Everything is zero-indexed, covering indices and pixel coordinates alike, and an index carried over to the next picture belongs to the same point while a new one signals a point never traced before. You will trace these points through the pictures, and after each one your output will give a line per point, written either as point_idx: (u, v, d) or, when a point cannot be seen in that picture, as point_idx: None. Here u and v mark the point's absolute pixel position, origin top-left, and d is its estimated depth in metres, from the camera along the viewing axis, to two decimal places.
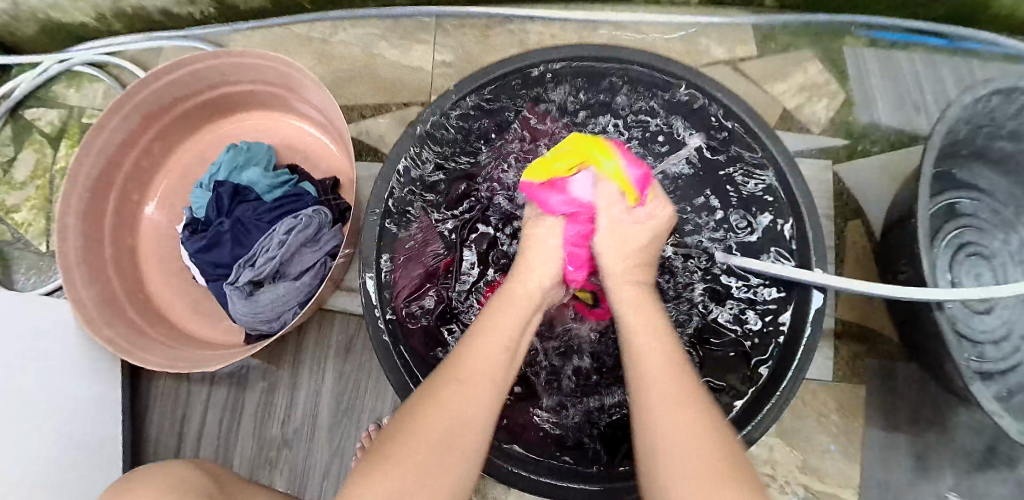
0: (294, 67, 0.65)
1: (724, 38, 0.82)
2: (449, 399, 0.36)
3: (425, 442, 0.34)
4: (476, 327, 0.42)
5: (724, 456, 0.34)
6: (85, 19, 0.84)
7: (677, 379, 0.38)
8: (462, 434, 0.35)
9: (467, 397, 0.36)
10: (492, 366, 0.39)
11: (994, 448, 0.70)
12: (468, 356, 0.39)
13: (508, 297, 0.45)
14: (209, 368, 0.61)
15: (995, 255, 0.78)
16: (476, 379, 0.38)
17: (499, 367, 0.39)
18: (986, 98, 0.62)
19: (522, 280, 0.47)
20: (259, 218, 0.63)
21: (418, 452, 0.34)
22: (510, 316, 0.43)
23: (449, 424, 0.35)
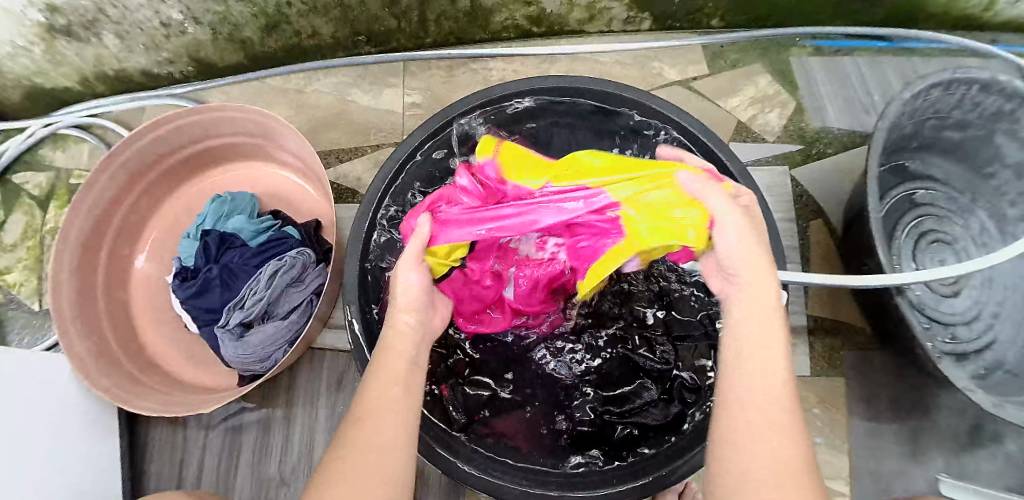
0: (270, 118, 0.69)
1: (676, 60, 0.87)
2: (355, 441, 0.35)
3: (361, 464, 0.34)
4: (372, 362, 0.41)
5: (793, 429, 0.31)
6: (69, 84, 0.87)
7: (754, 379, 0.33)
8: (382, 468, 0.34)
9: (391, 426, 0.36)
10: (390, 399, 0.38)
11: (978, 425, 0.73)
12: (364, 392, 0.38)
13: (395, 331, 0.43)
14: (205, 410, 0.62)
15: (958, 240, 0.81)
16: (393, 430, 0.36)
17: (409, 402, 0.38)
18: (925, 93, 0.66)
19: (403, 311, 0.45)
20: (246, 262, 0.65)
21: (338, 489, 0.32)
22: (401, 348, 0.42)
23: (379, 450, 0.35)
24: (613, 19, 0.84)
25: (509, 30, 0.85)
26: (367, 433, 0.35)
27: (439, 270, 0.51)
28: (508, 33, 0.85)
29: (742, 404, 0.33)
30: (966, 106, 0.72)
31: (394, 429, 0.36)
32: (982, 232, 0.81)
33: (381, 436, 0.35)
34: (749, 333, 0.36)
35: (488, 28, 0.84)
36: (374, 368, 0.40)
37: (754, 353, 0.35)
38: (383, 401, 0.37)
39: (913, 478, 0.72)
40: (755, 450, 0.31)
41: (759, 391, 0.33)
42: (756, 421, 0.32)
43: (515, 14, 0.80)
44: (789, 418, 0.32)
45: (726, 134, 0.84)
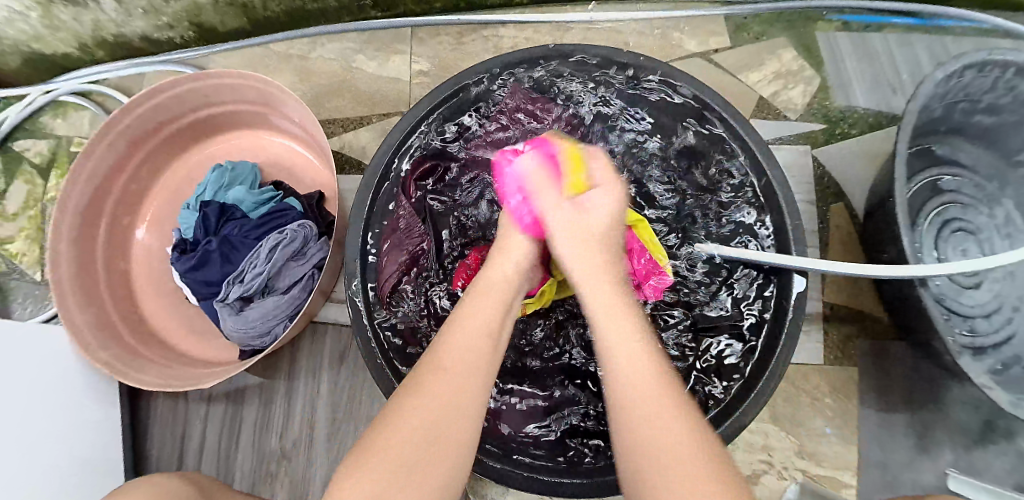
0: (272, 85, 0.67)
1: (696, 32, 0.83)
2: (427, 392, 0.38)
3: (405, 458, 0.36)
4: (452, 318, 0.44)
5: (693, 439, 0.36)
6: (69, 49, 0.85)
7: (637, 359, 0.39)
8: (455, 428, 0.38)
9: (457, 396, 0.39)
10: (473, 362, 0.40)
11: (991, 421, 0.71)
12: (444, 346, 0.41)
13: (488, 276, 0.47)
14: (203, 385, 0.62)
15: (982, 230, 0.77)
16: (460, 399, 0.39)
17: (485, 350, 0.42)
18: (959, 74, 0.62)
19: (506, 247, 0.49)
20: (246, 235, 0.64)
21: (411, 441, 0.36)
22: (489, 303, 0.44)
23: (442, 418, 0.38)
24: None
25: None
26: (442, 390, 0.38)
27: (515, 228, 0.51)
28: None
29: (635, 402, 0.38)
30: (999, 90, 0.67)
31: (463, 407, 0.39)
32: (1008, 223, 0.77)
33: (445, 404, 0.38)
34: (622, 328, 0.41)
35: None
36: (464, 311, 0.44)
37: (623, 315, 0.42)
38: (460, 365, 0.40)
39: (922, 472, 0.70)
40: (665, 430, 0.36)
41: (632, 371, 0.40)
42: (692, 459, 0.35)
43: None
44: (668, 406, 0.37)
45: (747, 109, 0.80)
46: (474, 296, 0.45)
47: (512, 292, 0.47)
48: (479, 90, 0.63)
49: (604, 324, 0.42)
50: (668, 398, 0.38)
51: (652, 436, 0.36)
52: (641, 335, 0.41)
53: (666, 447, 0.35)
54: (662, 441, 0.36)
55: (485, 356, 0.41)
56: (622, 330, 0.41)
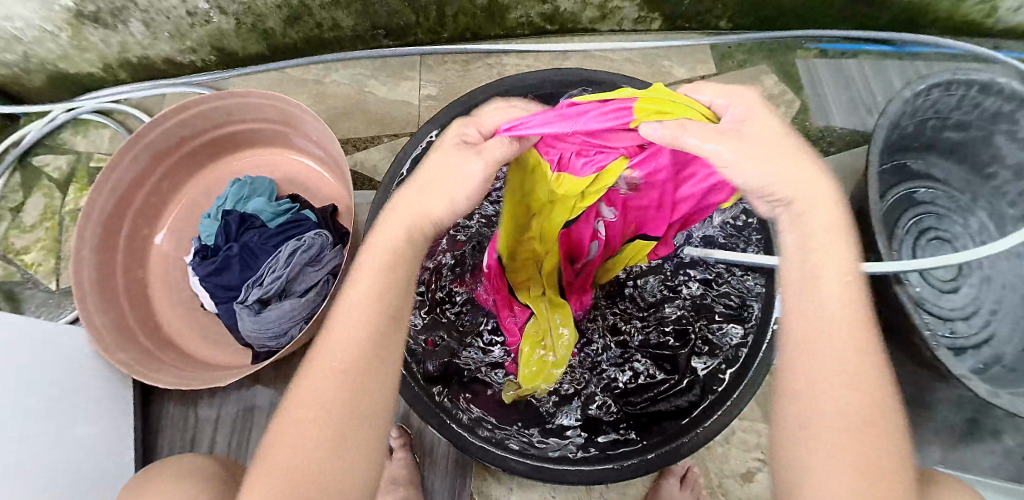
0: (294, 105, 0.71)
1: (685, 60, 0.89)
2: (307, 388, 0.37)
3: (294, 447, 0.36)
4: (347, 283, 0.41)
5: (864, 403, 0.34)
6: (93, 70, 0.89)
7: (836, 309, 0.37)
8: (324, 407, 0.36)
9: (329, 385, 0.37)
10: (349, 351, 0.38)
11: (976, 420, 0.75)
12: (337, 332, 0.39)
13: (374, 246, 0.42)
14: (222, 381, 0.65)
15: (957, 238, 0.83)
16: (349, 379, 0.37)
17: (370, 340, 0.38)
18: (927, 92, 0.68)
19: (396, 212, 0.43)
20: (265, 242, 0.67)
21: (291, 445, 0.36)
22: (378, 275, 0.40)
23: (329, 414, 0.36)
24: (624, 19, 0.87)
25: (524, 27, 0.88)
26: (318, 388, 0.37)
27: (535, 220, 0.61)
28: (523, 30, 0.89)
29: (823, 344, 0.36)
30: (966, 106, 0.74)
31: (336, 384, 0.37)
32: (982, 231, 0.82)
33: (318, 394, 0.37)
34: (837, 256, 0.38)
35: (504, 25, 0.87)
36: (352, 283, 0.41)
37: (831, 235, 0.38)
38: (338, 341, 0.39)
39: None
40: (831, 380, 0.35)
41: (842, 330, 0.36)
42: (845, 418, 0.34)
43: (530, 11, 0.84)
44: (860, 344, 0.36)
45: None
46: (380, 258, 0.41)
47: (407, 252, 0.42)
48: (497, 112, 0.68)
49: (801, 248, 0.39)
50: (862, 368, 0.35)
51: (821, 377, 0.35)
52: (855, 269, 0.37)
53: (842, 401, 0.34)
54: (828, 388, 0.35)
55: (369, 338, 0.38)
56: (833, 272, 0.37)
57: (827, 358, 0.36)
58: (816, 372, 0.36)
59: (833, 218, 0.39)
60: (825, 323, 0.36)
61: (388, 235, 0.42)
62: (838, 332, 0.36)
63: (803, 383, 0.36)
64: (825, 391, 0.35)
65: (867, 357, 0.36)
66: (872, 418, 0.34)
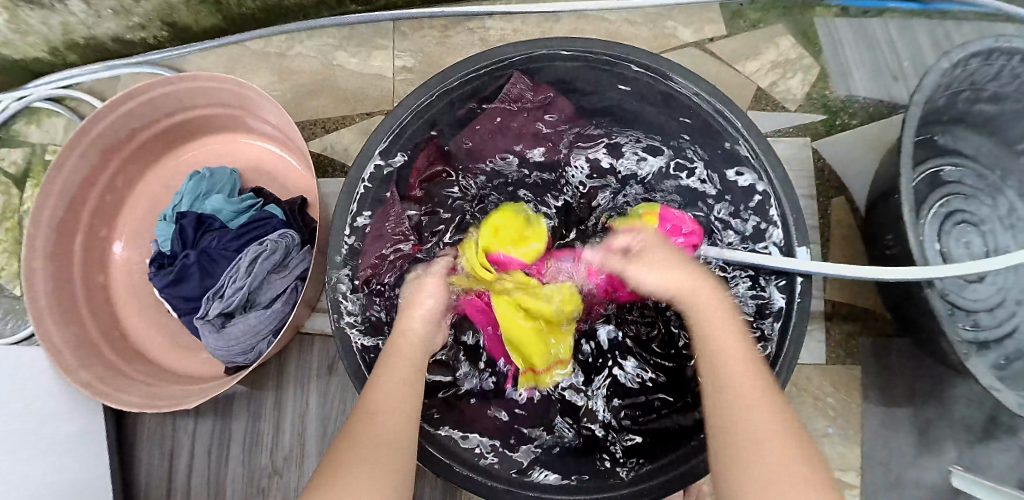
0: (246, 88, 0.64)
1: (691, 20, 0.79)
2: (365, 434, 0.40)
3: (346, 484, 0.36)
4: (378, 369, 0.47)
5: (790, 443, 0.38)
6: (38, 53, 0.81)
7: (738, 368, 0.43)
8: (382, 438, 0.40)
9: (391, 423, 0.41)
10: (396, 399, 0.43)
11: (994, 417, 0.69)
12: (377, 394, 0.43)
13: (393, 344, 0.49)
14: (186, 404, 0.60)
15: (984, 221, 0.75)
16: (400, 424, 0.42)
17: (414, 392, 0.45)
18: (964, 62, 0.59)
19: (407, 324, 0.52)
20: (225, 247, 0.61)
21: (354, 473, 0.37)
22: (406, 357, 0.48)
23: (390, 444, 0.40)
24: None
25: None
26: (381, 428, 0.41)
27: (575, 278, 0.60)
28: None
29: (739, 389, 0.42)
30: (1005, 78, 0.65)
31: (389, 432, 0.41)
32: (1011, 213, 0.75)
33: (379, 438, 0.40)
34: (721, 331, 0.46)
35: None
36: (381, 364, 0.47)
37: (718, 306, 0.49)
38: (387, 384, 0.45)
39: (924, 469, 0.69)
40: (754, 419, 0.40)
41: (747, 380, 0.42)
42: (773, 446, 0.38)
43: None
44: (766, 392, 0.41)
45: (745, 101, 0.78)
46: (392, 355, 0.48)
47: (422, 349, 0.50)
48: (473, 89, 0.60)
49: (705, 324, 0.48)
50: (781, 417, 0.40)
51: (744, 421, 0.40)
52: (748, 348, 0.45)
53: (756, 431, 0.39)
54: (750, 430, 0.39)
55: (408, 396, 0.44)
56: (725, 344, 0.45)
57: (737, 399, 0.41)
58: (737, 406, 0.41)
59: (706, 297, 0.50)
60: (733, 379, 0.43)
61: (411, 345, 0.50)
62: (748, 386, 0.42)
63: (721, 433, 0.41)
64: (745, 430, 0.39)
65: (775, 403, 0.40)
66: (770, 430, 0.39)
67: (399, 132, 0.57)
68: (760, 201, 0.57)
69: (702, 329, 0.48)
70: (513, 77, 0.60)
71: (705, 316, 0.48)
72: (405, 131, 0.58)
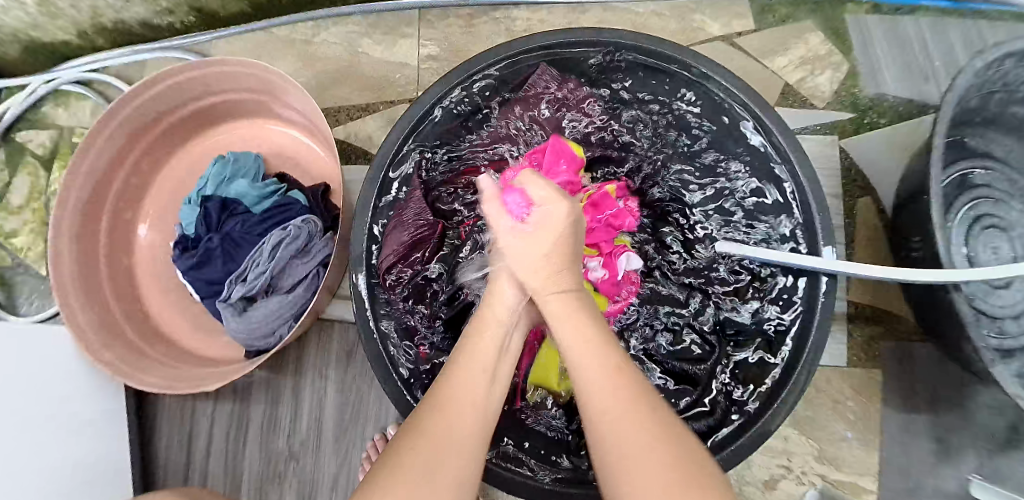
0: (273, 74, 0.64)
1: (718, 13, 0.78)
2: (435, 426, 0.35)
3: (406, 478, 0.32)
4: (459, 349, 0.42)
5: (684, 459, 0.32)
6: (67, 37, 0.82)
7: (604, 368, 0.37)
8: (458, 430, 0.35)
9: (466, 419, 0.36)
10: (474, 393, 0.38)
11: (1018, 428, 0.68)
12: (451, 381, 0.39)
13: (480, 321, 0.44)
14: (207, 387, 0.60)
15: (1013, 226, 0.74)
16: (474, 421, 0.37)
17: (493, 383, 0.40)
18: (998, 63, 0.58)
19: (497, 296, 0.46)
20: (248, 231, 0.62)
21: (418, 467, 0.33)
22: (490, 340, 0.42)
23: (456, 442, 0.35)
24: None
25: None
26: (456, 418, 0.36)
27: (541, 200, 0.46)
28: None
29: (597, 400, 0.35)
30: None
31: (466, 424, 0.36)
32: None
33: (454, 431, 0.35)
34: (594, 348, 0.38)
35: None
36: (460, 349, 0.42)
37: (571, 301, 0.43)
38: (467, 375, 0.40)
39: (945, 478, 0.68)
40: (632, 433, 0.33)
41: (617, 385, 0.36)
42: (656, 459, 0.31)
43: None
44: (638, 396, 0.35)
45: (771, 98, 0.76)
46: (476, 335, 0.43)
47: (511, 330, 0.45)
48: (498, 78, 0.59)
49: (572, 322, 0.41)
50: (672, 434, 0.33)
51: (619, 436, 0.33)
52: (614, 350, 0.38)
53: (638, 444, 0.32)
54: (626, 446, 0.32)
55: (486, 390, 0.39)
56: (589, 345, 0.39)
57: (610, 403, 0.35)
58: (608, 414, 0.34)
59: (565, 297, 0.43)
60: (594, 380, 0.36)
61: (500, 317, 0.44)
62: (607, 391, 0.35)
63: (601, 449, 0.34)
64: (624, 445, 0.32)
65: (660, 414, 0.34)
66: (658, 446, 0.32)
67: (423, 122, 0.56)
68: (786, 204, 0.56)
69: (560, 334, 0.41)
70: (540, 70, 0.60)
71: (564, 327, 0.41)
72: (429, 121, 0.57)
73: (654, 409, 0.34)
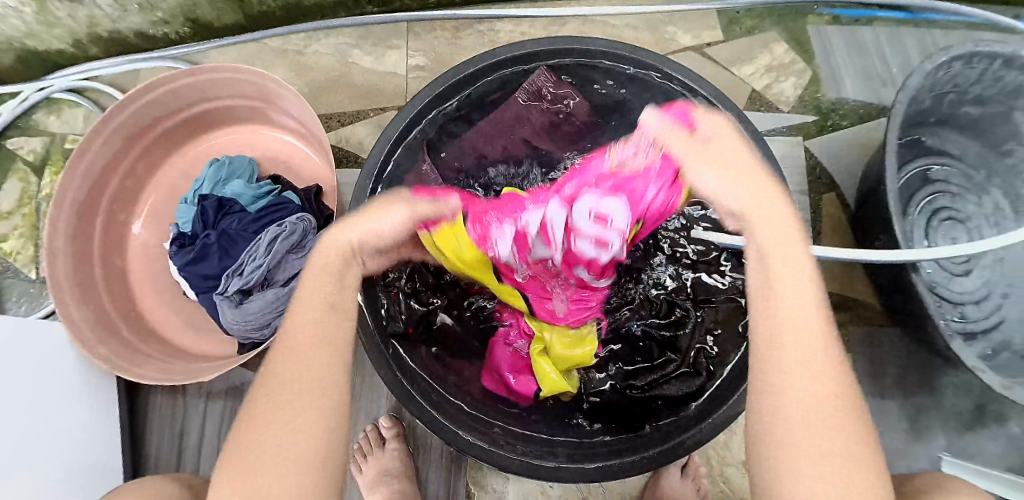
0: (270, 80, 0.67)
1: (690, 26, 0.84)
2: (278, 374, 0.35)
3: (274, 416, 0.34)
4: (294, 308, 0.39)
5: (848, 410, 0.32)
6: (62, 46, 0.84)
7: (803, 324, 0.34)
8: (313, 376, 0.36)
9: (308, 374, 0.35)
10: (320, 331, 0.37)
11: (983, 406, 0.73)
12: (298, 327, 0.37)
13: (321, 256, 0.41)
14: (203, 378, 0.62)
15: (971, 218, 0.78)
16: (322, 368, 0.36)
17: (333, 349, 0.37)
18: (947, 65, 0.64)
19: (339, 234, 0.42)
20: (245, 228, 0.64)
21: (286, 400, 0.34)
22: (329, 288, 0.39)
23: (310, 387, 0.35)
24: None
25: None
26: (300, 352, 0.36)
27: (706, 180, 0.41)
28: None
29: (791, 361, 0.33)
30: (986, 81, 0.69)
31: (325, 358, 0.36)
32: (996, 211, 0.78)
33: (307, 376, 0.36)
34: (800, 285, 0.35)
35: None
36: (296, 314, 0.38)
37: (798, 285, 0.35)
38: (307, 338, 0.37)
39: (916, 456, 0.72)
40: (801, 381, 0.32)
41: (805, 327, 0.34)
42: (819, 407, 0.32)
43: None
44: (831, 364, 0.33)
45: (741, 102, 0.82)
46: (318, 276, 0.40)
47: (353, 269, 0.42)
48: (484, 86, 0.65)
49: (763, 286, 0.37)
50: (838, 394, 0.33)
51: (789, 380, 0.33)
52: (818, 303, 0.35)
53: (807, 402, 0.32)
54: (802, 396, 0.32)
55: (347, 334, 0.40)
56: (779, 314, 0.35)
57: (789, 342, 0.34)
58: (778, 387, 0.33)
59: (789, 224, 0.38)
60: (787, 334, 0.34)
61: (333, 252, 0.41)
62: (798, 346, 0.33)
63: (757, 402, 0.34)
64: (800, 394, 0.32)
65: (839, 376, 0.33)
66: (840, 411, 0.32)
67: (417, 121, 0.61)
68: None
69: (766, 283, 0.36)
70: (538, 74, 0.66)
71: (778, 270, 0.36)
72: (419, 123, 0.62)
73: (829, 369, 0.33)
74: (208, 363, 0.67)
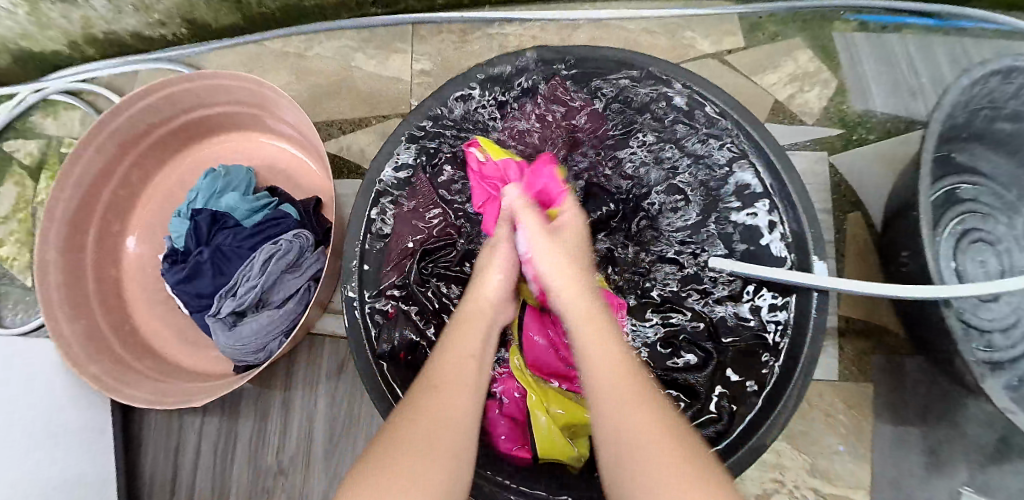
0: (267, 88, 0.64)
1: (709, 31, 0.79)
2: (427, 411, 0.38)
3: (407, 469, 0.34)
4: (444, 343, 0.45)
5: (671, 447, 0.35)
6: (58, 47, 0.82)
7: (622, 373, 0.40)
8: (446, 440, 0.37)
9: (443, 432, 0.37)
10: (461, 376, 0.42)
11: (1007, 440, 0.68)
12: (442, 366, 0.42)
13: (465, 313, 0.49)
14: (195, 402, 0.59)
15: (1000, 241, 0.74)
16: (452, 416, 0.38)
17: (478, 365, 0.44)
18: (984, 80, 0.59)
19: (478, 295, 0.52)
20: (240, 245, 0.61)
21: (406, 461, 0.34)
22: (474, 328, 0.47)
23: (440, 436, 0.37)
24: None
25: None
26: (434, 403, 0.39)
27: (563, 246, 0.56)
28: None
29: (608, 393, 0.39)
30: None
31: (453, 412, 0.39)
32: None
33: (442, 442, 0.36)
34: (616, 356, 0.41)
35: None
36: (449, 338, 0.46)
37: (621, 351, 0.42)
38: (454, 368, 0.42)
39: (938, 493, 0.68)
40: (634, 421, 0.36)
41: (618, 388, 0.39)
42: (663, 441, 0.35)
43: None
44: (637, 395, 0.38)
45: (762, 113, 0.77)
46: (461, 323, 0.48)
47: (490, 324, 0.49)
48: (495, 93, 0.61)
49: (588, 328, 0.45)
50: (653, 420, 0.36)
51: (627, 414, 0.37)
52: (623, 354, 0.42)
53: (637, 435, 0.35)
54: (633, 428, 0.36)
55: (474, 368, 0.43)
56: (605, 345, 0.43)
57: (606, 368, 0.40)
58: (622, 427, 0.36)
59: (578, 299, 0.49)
60: (613, 367, 0.40)
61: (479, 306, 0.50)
62: (614, 373, 0.40)
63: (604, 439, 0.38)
64: (630, 414, 0.37)
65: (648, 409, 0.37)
66: (644, 425, 0.36)
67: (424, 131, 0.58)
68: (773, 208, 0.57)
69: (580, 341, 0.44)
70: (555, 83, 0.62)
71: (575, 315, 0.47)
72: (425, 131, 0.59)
73: (646, 405, 0.38)
74: (212, 383, 0.64)
